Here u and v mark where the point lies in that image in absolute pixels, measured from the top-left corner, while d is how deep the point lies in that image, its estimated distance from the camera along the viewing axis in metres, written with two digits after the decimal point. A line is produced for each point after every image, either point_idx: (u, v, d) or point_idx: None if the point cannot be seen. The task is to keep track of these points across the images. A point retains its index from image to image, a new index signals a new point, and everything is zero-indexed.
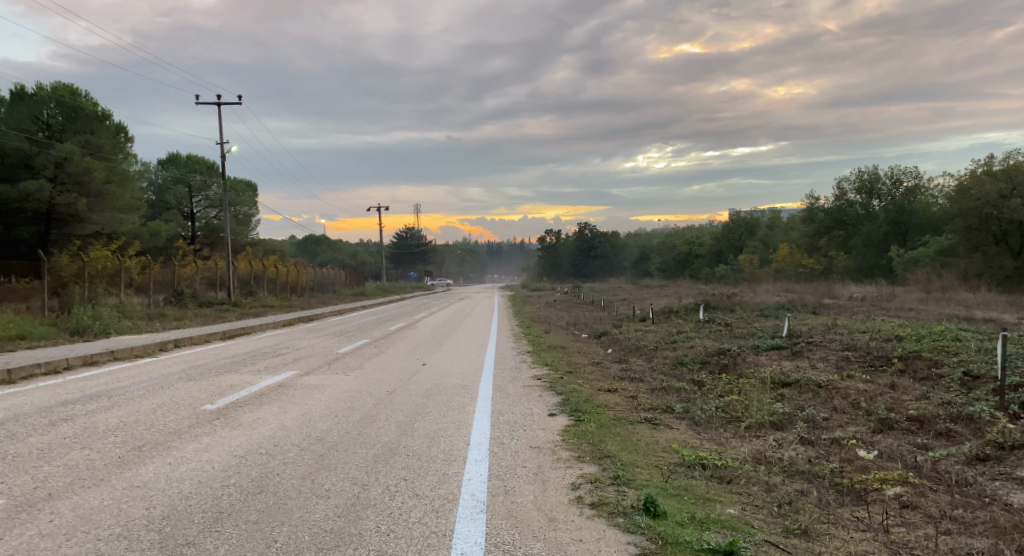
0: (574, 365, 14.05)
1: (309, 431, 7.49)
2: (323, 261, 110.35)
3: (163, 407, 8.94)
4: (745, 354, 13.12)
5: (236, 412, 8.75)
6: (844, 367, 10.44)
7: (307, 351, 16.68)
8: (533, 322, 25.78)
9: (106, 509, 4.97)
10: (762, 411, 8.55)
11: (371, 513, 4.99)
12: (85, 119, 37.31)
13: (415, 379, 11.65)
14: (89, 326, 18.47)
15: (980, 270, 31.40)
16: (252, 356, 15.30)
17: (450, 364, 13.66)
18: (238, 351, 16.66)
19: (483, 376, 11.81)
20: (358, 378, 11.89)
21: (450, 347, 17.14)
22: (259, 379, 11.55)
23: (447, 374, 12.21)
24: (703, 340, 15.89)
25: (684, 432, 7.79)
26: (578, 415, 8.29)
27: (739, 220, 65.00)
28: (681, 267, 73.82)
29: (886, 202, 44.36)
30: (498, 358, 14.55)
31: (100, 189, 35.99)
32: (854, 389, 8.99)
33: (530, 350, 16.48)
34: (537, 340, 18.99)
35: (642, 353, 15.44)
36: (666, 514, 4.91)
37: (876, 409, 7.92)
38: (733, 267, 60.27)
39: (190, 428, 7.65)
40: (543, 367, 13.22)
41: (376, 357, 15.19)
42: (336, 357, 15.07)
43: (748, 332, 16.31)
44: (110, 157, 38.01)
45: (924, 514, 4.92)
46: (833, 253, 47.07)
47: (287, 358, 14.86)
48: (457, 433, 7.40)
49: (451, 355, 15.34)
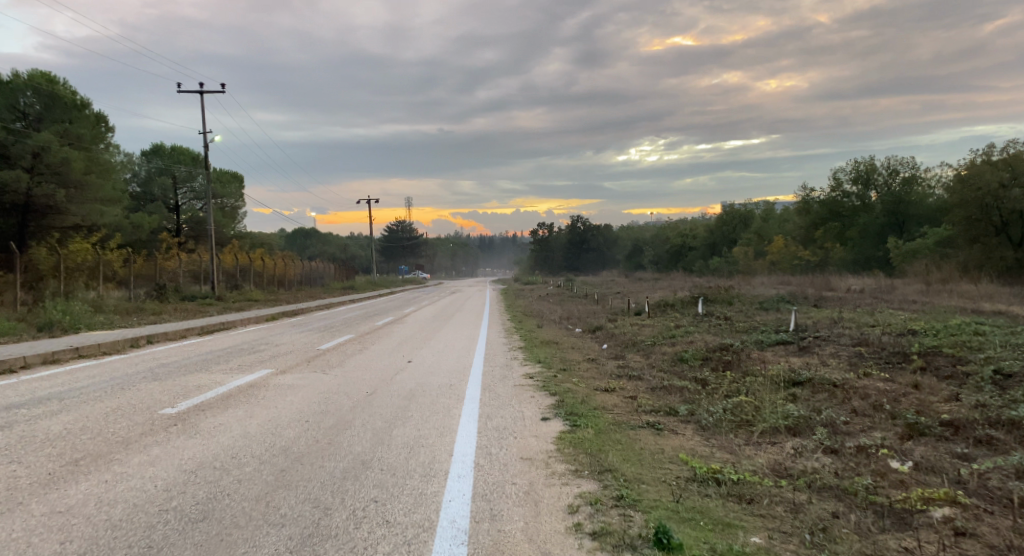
0: (568, 362, 13.28)
1: (273, 441, 6.70)
2: (314, 254, 109.24)
3: (117, 411, 8.11)
4: (749, 350, 12.39)
5: (196, 417, 7.93)
6: (858, 364, 9.70)
7: (288, 347, 15.86)
8: (525, 316, 24.97)
9: (11, 546, 4.19)
10: (775, 413, 7.81)
11: (330, 548, 4.24)
12: (63, 108, 36.29)
13: (398, 379, 10.86)
14: (57, 321, 17.54)
15: (980, 262, 30.67)
16: (228, 353, 14.47)
17: (437, 362, 12.86)
18: (215, 347, 15.82)
19: (471, 375, 11.04)
20: (337, 378, 11.08)
21: (437, 343, 16.33)
22: (229, 380, 10.73)
23: (433, 373, 11.42)
24: (703, 335, 15.13)
25: (690, 440, 7.04)
26: (573, 420, 7.51)
27: (733, 212, 64.33)
28: (675, 260, 73.24)
29: (883, 193, 43.67)
30: (487, 355, 13.78)
31: (79, 180, 34.92)
32: (873, 388, 8.25)
33: (522, 346, 15.69)
34: (529, 335, 18.19)
35: (639, 349, 14.67)
36: (682, 547, 4.19)
37: (900, 411, 7.18)
38: (728, 259, 59.70)
39: (139, 437, 6.82)
40: (535, 364, 12.43)
41: (359, 355, 14.38)
42: (316, 355, 14.26)
43: (749, 326, 15.56)
44: (90, 147, 36.92)
45: (984, 545, 4.22)
46: (829, 246, 46.57)
47: (264, 356, 14.04)
48: (439, 442, 6.62)
49: (438, 351, 14.54)
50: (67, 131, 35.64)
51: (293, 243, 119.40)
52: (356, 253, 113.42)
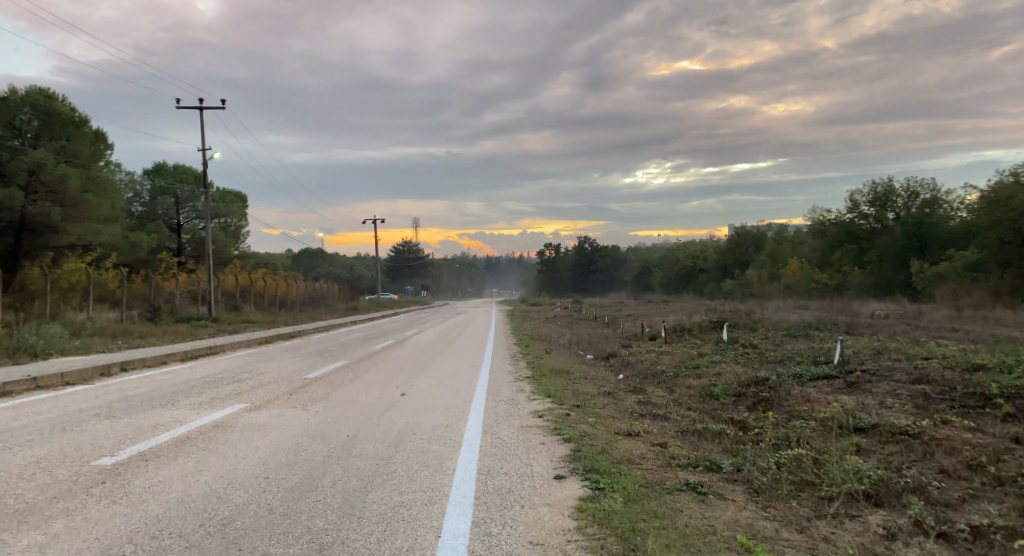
0: (582, 396, 11.80)
1: (214, 511, 5.26)
2: (319, 274, 108.02)
3: (39, 462, 6.69)
4: (788, 386, 10.89)
5: (134, 470, 6.51)
6: (928, 407, 8.20)
7: (274, 376, 14.47)
8: (533, 341, 23.44)
9: None
10: (844, 470, 6.34)
11: None
12: (60, 124, 35.09)
13: (386, 418, 9.43)
14: (27, 346, 16.12)
15: (1014, 287, 28.97)
16: (206, 384, 13.06)
17: (434, 396, 11.41)
18: (194, 376, 14.40)
19: (471, 414, 9.60)
20: (317, 416, 9.67)
21: (437, 371, 14.90)
22: (193, 418, 9.32)
23: (427, 410, 9.99)
24: (732, 366, 13.62)
25: (744, 511, 5.56)
26: (594, 482, 6.10)
27: (745, 234, 62.77)
28: (684, 282, 71.80)
29: (902, 215, 42.22)
30: (491, 388, 12.34)
31: (76, 198, 33.79)
32: (960, 439, 6.75)
33: (529, 376, 14.21)
34: (538, 362, 16.71)
35: (661, 381, 13.16)
36: None
37: (1011, 476, 5.70)
38: (740, 282, 58.19)
39: (44, 504, 5.39)
40: (545, 399, 10.94)
41: (348, 386, 12.93)
42: (300, 385, 12.82)
43: (783, 356, 14.04)
44: (88, 164, 35.85)
45: None
46: (847, 269, 45.02)
47: (244, 387, 12.61)
48: (425, 515, 5.22)
49: (437, 383, 13.08)
50: (64, 148, 34.65)
51: (299, 263, 118.34)
52: (362, 273, 112.34)
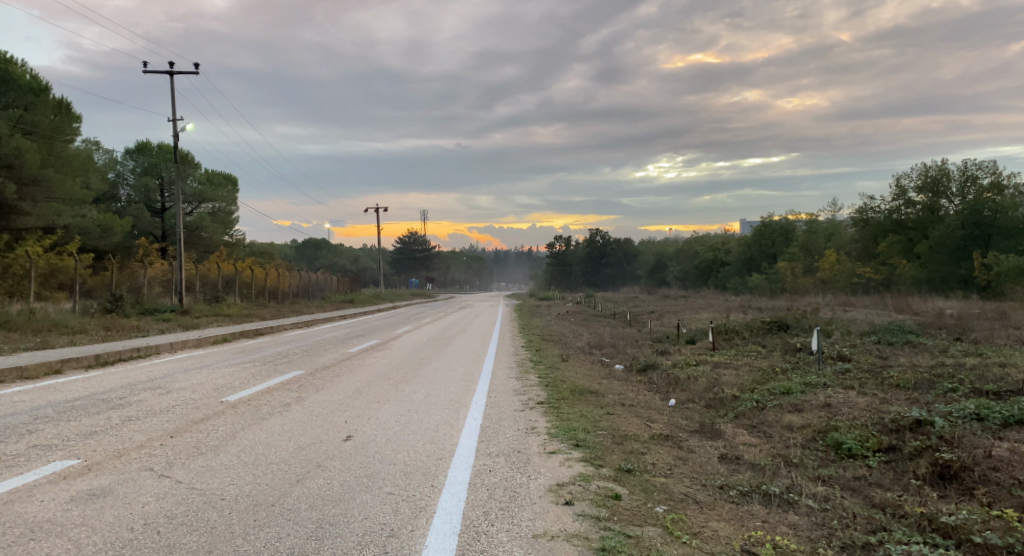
0: (626, 443, 7.44)
1: None
2: (321, 265, 103.76)
3: None
4: (976, 440, 6.51)
5: None
6: None
7: (182, 397, 10.19)
8: (543, 343, 19.10)
9: None
10: None
11: None
12: (16, 92, 30.38)
13: (280, 512, 5.08)
14: None
15: None
16: (67, 413, 8.78)
17: (393, 447, 7.06)
18: (69, 397, 10.08)
19: (445, 502, 5.27)
20: (166, 501, 5.33)
21: (414, 392, 10.56)
22: None
23: (365, 488, 5.64)
24: (841, 394, 9.22)
25: None
26: None
27: (772, 224, 57.64)
28: (704, 276, 67.46)
29: (959, 202, 37.20)
30: (485, 427, 7.99)
31: (34, 174, 29.48)
32: None
33: (542, 400, 9.87)
34: (553, 376, 12.31)
35: (740, 417, 8.78)
36: None
37: None
38: (769, 276, 53.50)
39: None
40: (573, 459, 6.58)
41: (274, 419, 8.64)
42: (201, 419, 8.53)
43: (915, 378, 9.58)
44: (51, 138, 31.48)
45: None
46: (894, 262, 40.22)
47: (115, 421, 8.32)
48: None
49: (406, 416, 8.74)
50: (23, 118, 30.25)
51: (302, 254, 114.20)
52: (365, 265, 108.09)
